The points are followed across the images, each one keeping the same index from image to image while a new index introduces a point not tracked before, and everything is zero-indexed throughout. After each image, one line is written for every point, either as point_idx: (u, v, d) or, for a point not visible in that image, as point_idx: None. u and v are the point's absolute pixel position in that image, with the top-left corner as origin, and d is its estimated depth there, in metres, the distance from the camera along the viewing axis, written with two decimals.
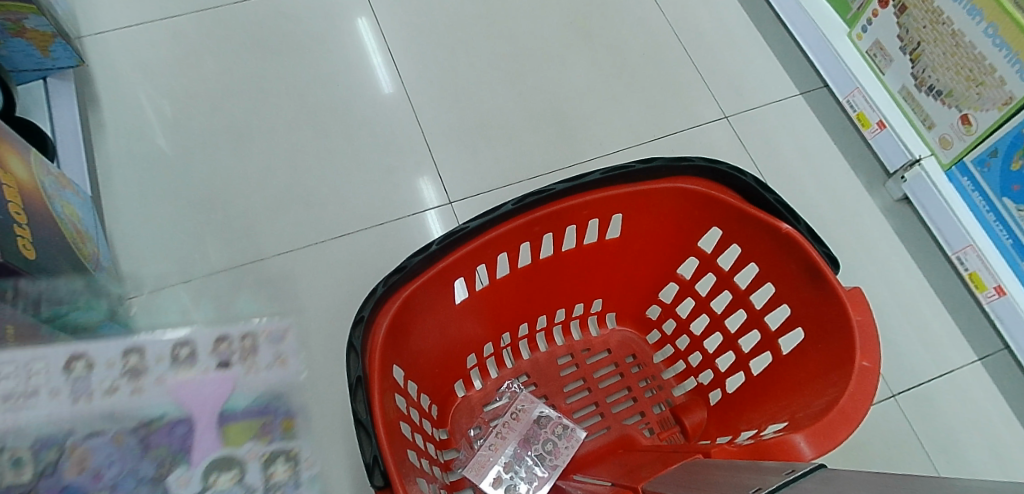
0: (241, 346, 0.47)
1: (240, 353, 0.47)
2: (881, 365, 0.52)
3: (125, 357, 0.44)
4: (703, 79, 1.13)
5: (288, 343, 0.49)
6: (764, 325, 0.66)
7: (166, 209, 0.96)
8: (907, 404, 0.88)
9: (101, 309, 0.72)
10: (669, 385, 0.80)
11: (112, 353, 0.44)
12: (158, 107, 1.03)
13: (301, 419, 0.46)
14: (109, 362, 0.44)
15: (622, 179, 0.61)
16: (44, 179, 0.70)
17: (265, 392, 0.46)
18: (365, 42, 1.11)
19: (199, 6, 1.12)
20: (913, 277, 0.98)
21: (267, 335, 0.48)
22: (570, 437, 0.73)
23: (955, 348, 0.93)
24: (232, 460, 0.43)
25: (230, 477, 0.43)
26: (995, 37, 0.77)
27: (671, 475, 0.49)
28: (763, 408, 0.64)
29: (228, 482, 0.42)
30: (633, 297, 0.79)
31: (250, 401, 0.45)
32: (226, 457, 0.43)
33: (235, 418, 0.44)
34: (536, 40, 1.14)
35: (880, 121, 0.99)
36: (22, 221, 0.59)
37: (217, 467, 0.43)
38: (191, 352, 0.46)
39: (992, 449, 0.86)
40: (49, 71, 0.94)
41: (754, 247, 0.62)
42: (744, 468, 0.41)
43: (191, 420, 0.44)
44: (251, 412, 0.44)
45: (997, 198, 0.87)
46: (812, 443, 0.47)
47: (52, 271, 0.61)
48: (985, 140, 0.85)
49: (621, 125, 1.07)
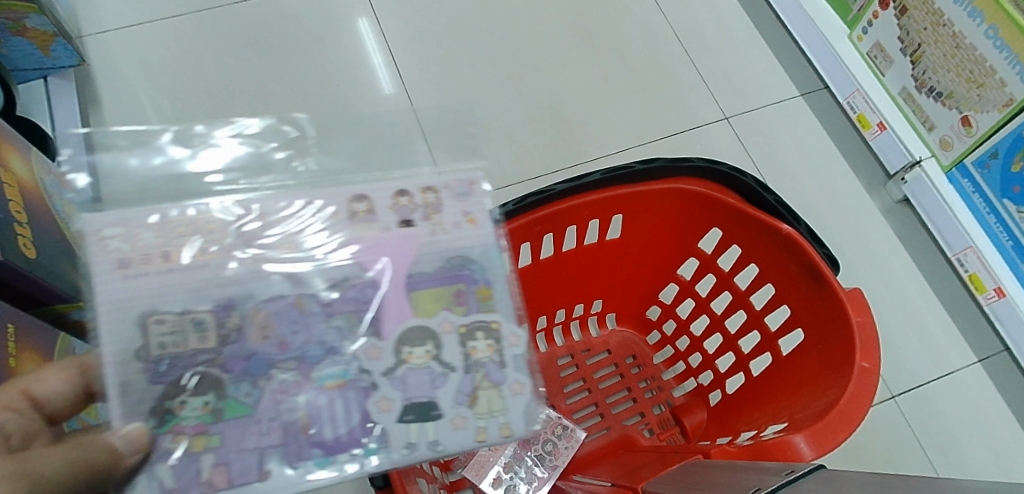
0: (423, 201, 0.43)
1: (425, 210, 0.42)
2: (880, 366, 0.52)
3: (354, 203, 0.42)
4: (704, 80, 1.13)
5: (474, 200, 0.44)
6: (764, 326, 0.66)
7: None
8: (907, 405, 0.88)
9: None
10: (669, 386, 0.80)
11: (341, 202, 0.41)
12: (158, 106, 1.03)
13: (495, 289, 0.43)
14: (321, 208, 0.41)
15: (623, 179, 0.61)
16: (45, 178, 0.70)
17: (466, 252, 0.43)
18: (365, 42, 1.11)
19: (200, 6, 1.12)
20: (913, 278, 0.98)
21: (451, 187, 0.43)
22: (570, 438, 0.73)
23: (955, 350, 0.93)
24: (427, 331, 0.41)
25: (426, 353, 0.40)
26: (996, 38, 0.77)
27: (671, 476, 0.49)
28: (763, 409, 0.64)
29: (424, 357, 0.40)
30: (633, 298, 0.79)
31: (440, 265, 0.42)
32: (421, 322, 0.41)
33: (427, 286, 0.42)
34: (537, 41, 1.14)
35: (881, 122, 0.99)
36: (23, 220, 0.59)
37: (406, 341, 0.40)
38: (370, 208, 0.42)
39: (991, 451, 0.86)
40: (50, 70, 0.94)
41: (753, 248, 0.63)
42: (744, 469, 0.41)
43: (382, 282, 0.41)
44: (443, 278, 0.42)
45: (997, 199, 0.87)
46: (812, 444, 0.47)
47: (52, 270, 0.61)
48: (985, 142, 0.85)
49: (622, 125, 1.07)
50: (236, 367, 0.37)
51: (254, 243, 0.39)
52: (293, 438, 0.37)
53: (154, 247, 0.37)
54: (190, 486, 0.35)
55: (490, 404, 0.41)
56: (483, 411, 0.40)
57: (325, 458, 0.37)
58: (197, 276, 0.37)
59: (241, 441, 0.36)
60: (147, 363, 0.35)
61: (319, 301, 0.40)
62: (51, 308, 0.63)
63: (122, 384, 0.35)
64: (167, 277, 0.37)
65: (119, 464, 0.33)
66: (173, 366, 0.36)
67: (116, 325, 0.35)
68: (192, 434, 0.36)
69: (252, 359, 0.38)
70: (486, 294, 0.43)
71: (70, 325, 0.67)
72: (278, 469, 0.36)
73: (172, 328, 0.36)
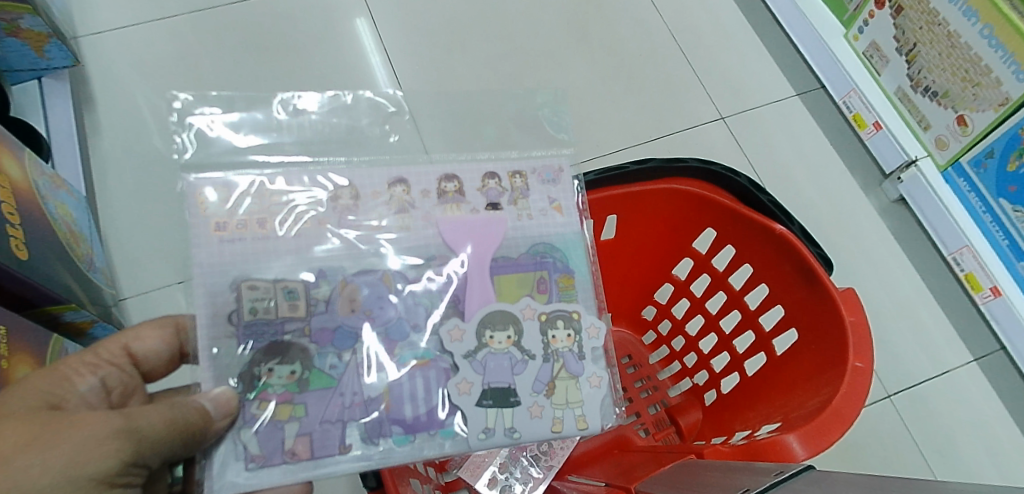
0: (511, 187, 0.56)
1: (512, 194, 0.55)
2: (873, 366, 0.52)
3: (444, 184, 0.54)
4: (700, 79, 1.13)
5: (560, 186, 0.57)
6: (758, 326, 0.66)
7: (162, 210, 0.96)
8: (903, 404, 0.88)
9: (94, 310, 0.72)
10: (664, 385, 0.79)
11: (433, 183, 0.53)
12: (154, 107, 1.03)
13: (575, 280, 0.55)
14: (427, 191, 0.53)
15: (617, 180, 0.61)
16: (38, 179, 0.70)
17: (547, 240, 0.55)
18: (361, 43, 1.11)
19: (196, 6, 1.12)
20: (909, 277, 0.98)
21: (540, 174, 0.57)
22: (565, 438, 0.73)
23: (951, 349, 0.93)
24: (509, 316, 0.52)
25: (507, 339, 0.51)
26: (991, 37, 0.77)
27: (664, 477, 0.48)
28: (757, 409, 0.64)
29: (506, 342, 0.51)
30: (628, 298, 0.78)
31: (524, 253, 0.54)
32: (505, 306, 0.52)
33: (509, 273, 0.53)
34: (533, 41, 1.14)
35: (876, 122, 0.99)
36: (15, 221, 0.59)
37: (490, 324, 0.51)
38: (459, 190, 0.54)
39: (987, 450, 0.86)
40: (44, 71, 0.94)
41: (747, 248, 0.62)
42: (736, 469, 0.41)
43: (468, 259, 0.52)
44: (529, 266, 0.54)
45: (993, 198, 0.87)
46: (805, 443, 0.47)
47: (46, 272, 0.61)
48: (981, 141, 0.85)
49: (617, 125, 1.07)
50: (324, 338, 0.48)
51: (342, 219, 0.51)
52: (379, 413, 0.47)
53: (253, 215, 0.49)
54: (273, 453, 0.44)
55: (566, 394, 0.51)
56: (559, 400, 0.51)
57: (405, 435, 0.47)
58: (293, 242, 0.49)
59: (323, 413, 0.46)
60: (241, 327, 0.46)
61: (409, 277, 0.51)
62: (44, 310, 0.62)
63: (215, 351, 0.46)
64: (266, 241, 0.49)
65: (212, 424, 0.43)
66: (267, 331, 0.47)
67: (213, 284, 0.46)
68: (276, 401, 0.46)
69: (339, 330, 0.48)
70: (566, 282, 0.55)
71: (63, 326, 0.67)
72: (356, 443, 0.46)
73: (266, 294, 0.47)
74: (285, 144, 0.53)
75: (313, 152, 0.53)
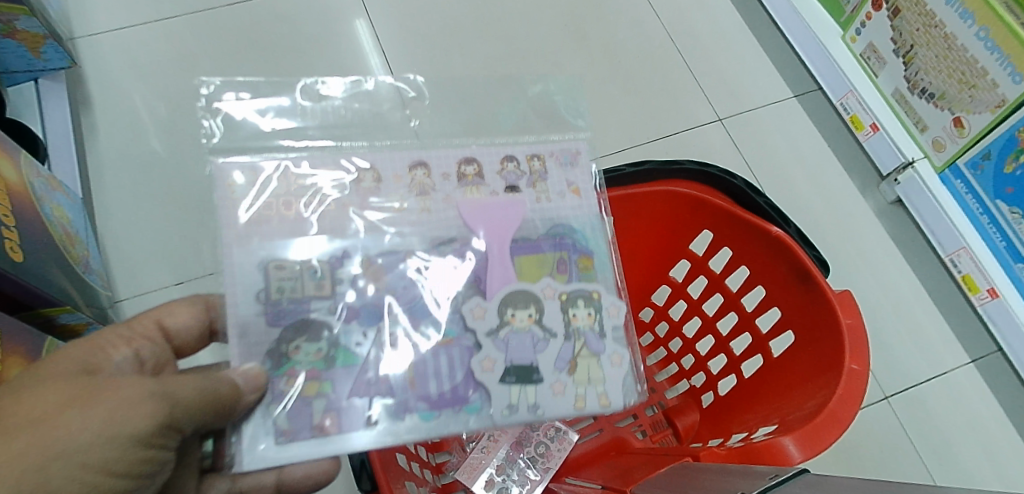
0: (529, 171, 0.56)
1: (530, 178, 0.56)
2: (869, 368, 0.52)
3: (464, 168, 0.55)
4: (697, 80, 1.13)
5: (577, 170, 0.58)
6: (755, 328, 0.66)
7: (159, 212, 0.96)
8: (900, 406, 0.88)
9: (90, 312, 0.72)
10: (661, 387, 0.79)
11: (453, 166, 0.55)
12: (152, 108, 1.03)
13: (594, 260, 0.55)
14: (445, 174, 0.54)
15: (613, 182, 0.61)
16: (33, 180, 0.70)
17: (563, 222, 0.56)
18: (359, 44, 1.11)
19: (194, 7, 1.12)
20: (906, 279, 0.98)
21: (557, 158, 0.58)
22: (562, 440, 0.73)
23: (948, 351, 0.93)
24: (530, 295, 0.52)
25: (528, 317, 0.51)
26: (987, 40, 0.77)
27: (660, 479, 0.49)
28: (754, 410, 0.64)
29: (528, 320, 0.51)
30: (625, 299, 0.79)
31: (544, 233, 0.55)
32: (527, 285, 0.52)
33: (529, 254, 0.54)
34: (531, 42, 1.14)
35: (874, 123, 0.99)
36: (11, 223, 0.59)
37: (511, 303, 0.51)
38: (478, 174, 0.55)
39: (984, 451, 0.86)
40: (41, 72, 0.93)
41: (743, 250, 0.63)
42: (733, 472, 0.41)
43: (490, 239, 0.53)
44: (550, 245, 0.54)
45: (990, 200, 0.87)
46: (801, 447, 0.47)
47: (41, 274, 0.61)
48: (978, 143, 0.85)
49: (615, 127, 1.07)
50: (353, 316, 0.49)
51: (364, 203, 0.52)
52: (405, 391, 0.47)
53: (280, 198, 0.50)
54: (302, 429, 0.44)
55: (588, 372, 0.51)
56: (581, 378, 0.51)
57: (430, 412, 0.47)
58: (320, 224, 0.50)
59: (351, 389, 0.46)
60: (268, 308, 0.47)
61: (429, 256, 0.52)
62: (40, 312, 0.62)
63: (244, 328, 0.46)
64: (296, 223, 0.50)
65: (242, 397, 0.43)
66: (295, 310, 0.48)
67: (241, 264, 0.47)
68: (305, 378, 0.46)
69: (364, 306, 0.49)
70: (586, 263, 0.55)
71: (58, 328, 0.67)
72: (382, 419, 0.46)
73: (292, 274, 0.48)
74: (308, 130, 0.54)
75: (336, 138, 0.54)
